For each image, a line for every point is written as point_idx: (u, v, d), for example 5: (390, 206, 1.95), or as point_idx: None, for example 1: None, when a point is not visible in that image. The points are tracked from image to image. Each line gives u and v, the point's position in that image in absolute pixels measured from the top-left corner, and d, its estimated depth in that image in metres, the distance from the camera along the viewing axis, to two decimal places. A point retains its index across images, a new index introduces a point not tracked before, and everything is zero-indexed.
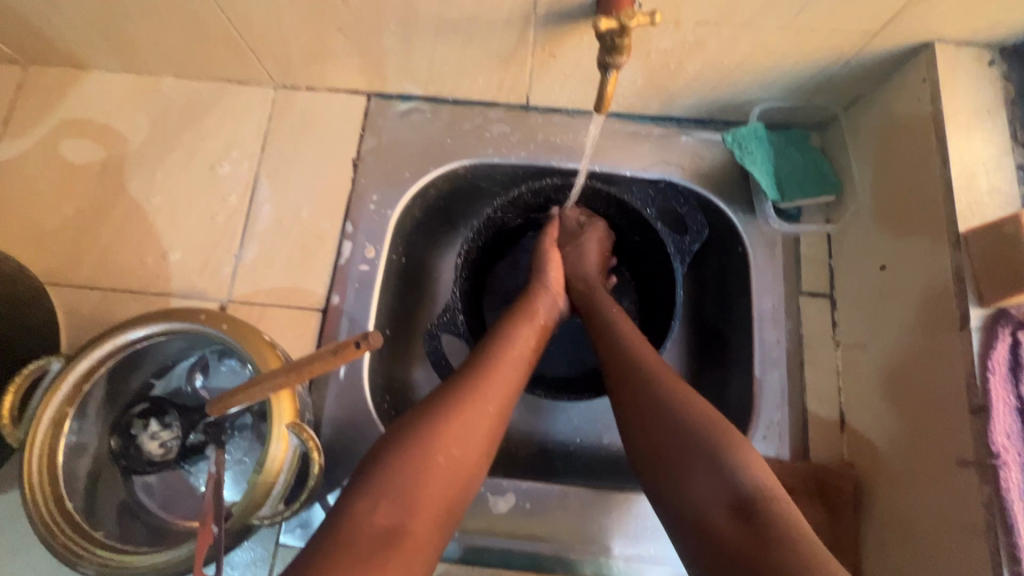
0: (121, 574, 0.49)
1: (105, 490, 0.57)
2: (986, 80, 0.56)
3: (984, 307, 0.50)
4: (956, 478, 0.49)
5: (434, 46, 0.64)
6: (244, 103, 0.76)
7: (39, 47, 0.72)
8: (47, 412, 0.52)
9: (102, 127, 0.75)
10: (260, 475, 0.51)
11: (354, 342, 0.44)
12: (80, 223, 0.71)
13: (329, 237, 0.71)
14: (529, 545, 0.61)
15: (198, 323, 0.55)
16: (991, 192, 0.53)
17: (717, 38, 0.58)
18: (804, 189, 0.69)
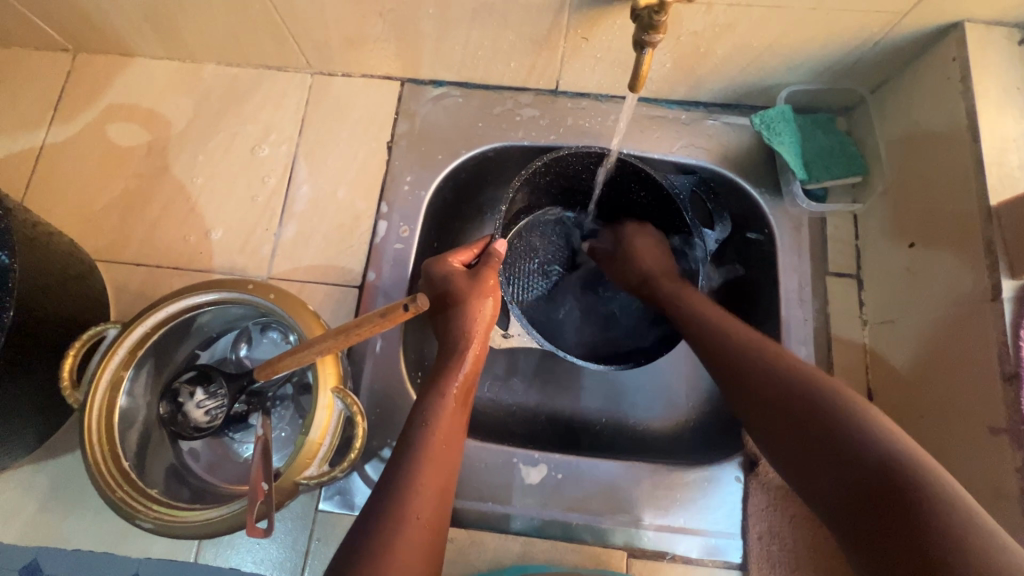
0: (175, 529, 0.51)
1: (154, 453, 0.59)
2: (1016, 58, 0.57)
3: (1015, 278, 0.51)
4: (987, 445, 0.50)
5: (469, 30, 0.66)
6: (283, 88, 0.78)
7: (89, 35, 0.75)
8: (105, 374, 0.55)
9: (148, 111, 0.78)
10: (307, 437, 0.53)
11: (402, 305, 0.47)
12: (127, 202, 0.74)
13: (364, 217, 0.74)
14: (561, 515, 0.62)
15: (246, 292, 0.58)
16: (1022, 167, 0.54)
17: (749, 20, 0.59)
18: (831, 171, 0.70)
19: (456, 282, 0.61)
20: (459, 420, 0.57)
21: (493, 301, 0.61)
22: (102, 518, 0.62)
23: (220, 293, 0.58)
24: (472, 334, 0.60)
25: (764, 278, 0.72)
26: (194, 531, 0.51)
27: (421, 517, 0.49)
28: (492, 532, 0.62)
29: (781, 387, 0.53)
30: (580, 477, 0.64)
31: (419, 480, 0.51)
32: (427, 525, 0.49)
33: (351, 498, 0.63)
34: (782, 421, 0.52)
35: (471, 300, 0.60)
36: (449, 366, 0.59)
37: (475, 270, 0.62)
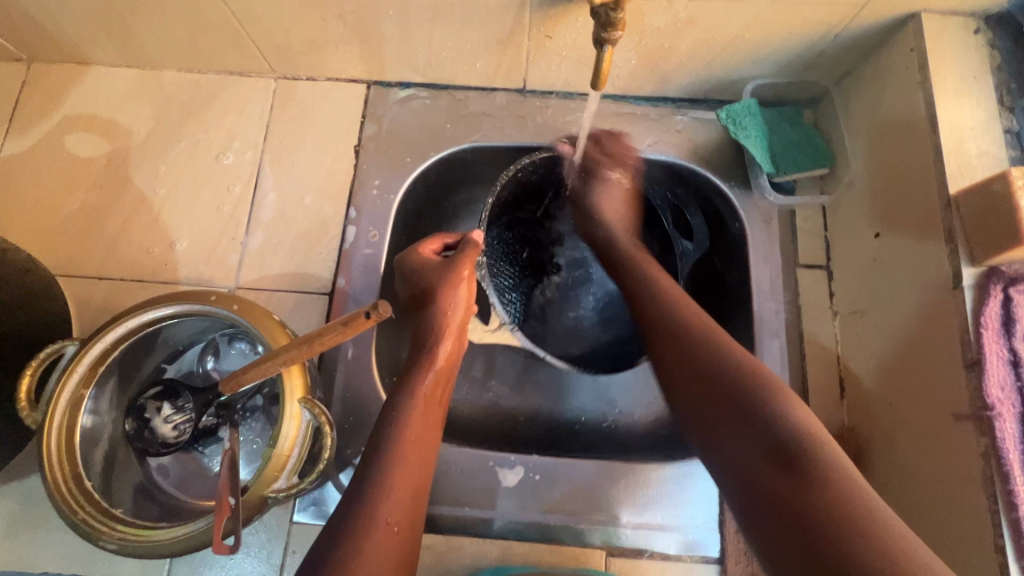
0: (140, 549, 0.49)
1: (120, 472, 0.58)
2: (972, 47, 0.58)
3: (975, 266, 0.51)
4: (953, 432, 0.50)
5: (431, 30, 0.66)
6: (247, 93, 0.77)
7: (43, 43, 0.73)
8: (63, 394, 0.53)
9: (107, 121, 0.76)
10: (274, 450, 0.52)
11: (364, 313, 0.46)
12: (86, 215, 0.72)
13: (332, 223, 0.73)
14: (539, 517, 0.62)
15: (207, 304, 0.56)
16: (979, 155, 0.54)
17: (709, 14, 0.59)
18: (798, 162, 0.70)
19: (430, 273, 0.61)
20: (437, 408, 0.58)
21: (465, 294, 0.61)
22: (68, 540, 0.61)
23: (179, 305, 0.56)
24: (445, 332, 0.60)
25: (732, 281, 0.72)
26: (158, 551, 0.49)
27: (393, 526, 0.48)
28: (468, 536, 0.62)
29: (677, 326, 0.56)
30: (558, 478, 0.63)
31: (389, 484, 0.50)
32: (397, 531, 0.48)
33: (325, 509, 0.62)
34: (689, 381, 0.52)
35: (443, 294, 0.60)
36: (421, 362, 0.58)
37: (451, 259, 0.61)
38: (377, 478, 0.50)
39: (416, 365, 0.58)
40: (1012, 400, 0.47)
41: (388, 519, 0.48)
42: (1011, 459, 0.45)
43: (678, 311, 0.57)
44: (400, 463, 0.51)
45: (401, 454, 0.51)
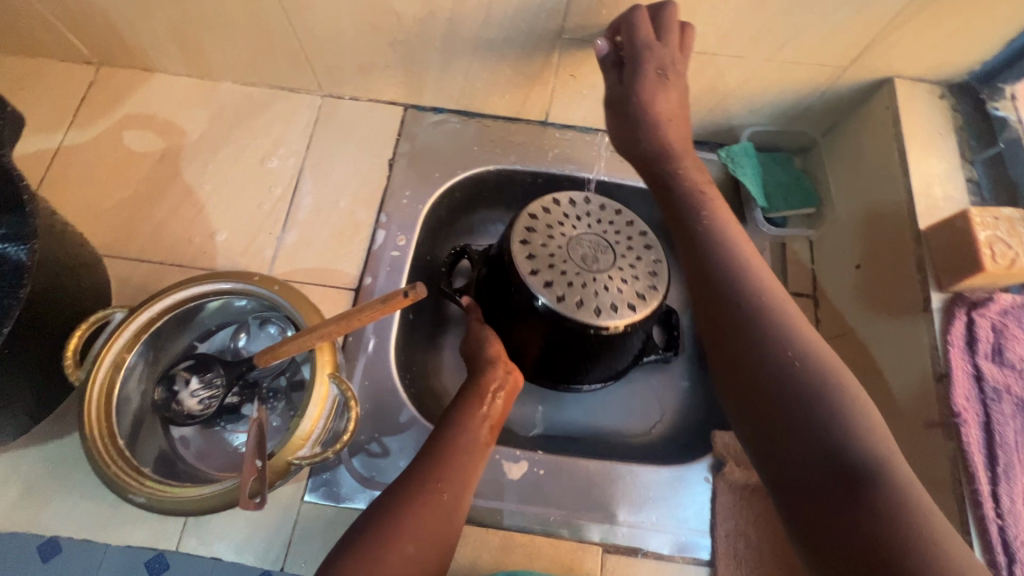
0: (165, 506, 0.52)
1: (146, 437, 0.61)
2: (937, 109, 0.67)
3: (942, 292, 0.57)
4: (925, 441, 0.55)
5: (470, 63, 0.74)
6: (294, 107, 0.85)
7: (118, 50, 0.81)
8: (107, 355, 0.57)
9: (164, 121, 0.83)
10: (301, 419, 0.56)
11: (402, 292, 0.51)
12: (136, 202, 0.78)
13: (363, 226, 0.79)
14: (540, 511, 0.65)
15: (251, 283, 0.62)
16: (945, 198, 0.62)
17: (714, 66, 0.68)
18: (788, 202, 0.78)
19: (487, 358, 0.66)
20: (490, 408, 0.62)
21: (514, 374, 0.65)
22: (84, 505, 0.62)
23: (226, 282, 0.62)
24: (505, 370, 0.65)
25: (665, 132, 0.64)
26: (183, 507, 0.52)
27: (445, 498, 0.55)
28: (472, 527, 0.64)
29: (723, 281, 0.54)
30: (560, 474, 0.67)
31: (452, 470, 0.57)
32: (447, 510, 0.54)
33: (336, 490, 0.65)
34: (721, 332, 0.53)
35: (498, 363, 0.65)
36: (482, 393, 0.63)
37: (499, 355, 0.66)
38: (438, 465, 0.56)
39: (480, 394, 0.63)
40: (976, 409, 0.52)
41: (442, 493, 0.55)
42: (975, 461, 0.50)
43: (728, 259, 0.55)
44: (461, 453, 0.58)
45: (466, 453, 0.58)
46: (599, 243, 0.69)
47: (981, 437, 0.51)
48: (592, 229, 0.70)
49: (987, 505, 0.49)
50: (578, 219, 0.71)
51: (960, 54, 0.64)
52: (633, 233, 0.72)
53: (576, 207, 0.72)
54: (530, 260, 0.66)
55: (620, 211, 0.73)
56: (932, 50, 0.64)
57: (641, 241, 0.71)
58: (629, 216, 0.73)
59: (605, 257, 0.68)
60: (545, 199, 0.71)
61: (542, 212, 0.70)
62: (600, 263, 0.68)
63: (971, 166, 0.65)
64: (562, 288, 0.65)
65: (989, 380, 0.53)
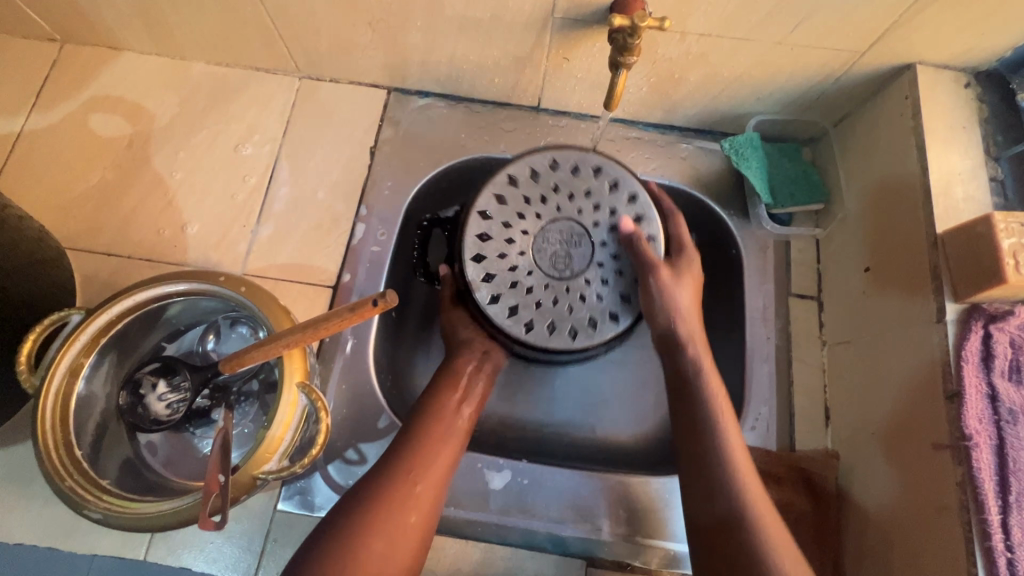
0: (123, 521, 0.50)
1: (110, 445, 0.58)
2: (962, 100, 0.61)
3: (958, 303, 0.53)
4: (931, 462, 0.52)
5: (456, 45, 0.69)
6: (270, 90, 0.79)
7: (79, 27, 0.76)
8: (64, 360, 0.54)
9: (132, 104, 0.78)
10: (267, 431, 0.53)
11: (371, 301, 0.47)
12: (103, 192, 0.74)
13: (343, 219, 0.74)
14: (522, 522, 0.62)
15: (216, 284, 0.58)
16: (965, 200, 0.57)
17: (719, 50, 0.63)
18: (794, 196, 0.73)
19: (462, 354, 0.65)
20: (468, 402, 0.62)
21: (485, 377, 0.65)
22: (49, 511, 0.60)
23: (189, 283, 0.58)
24: (488, 351, 0.65)
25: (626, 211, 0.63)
26: (141, 524, 0.50)
27: (417, 490, 0.55)
28: (452, 538, 0.62)
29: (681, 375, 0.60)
30: (545, 484, 0.64)
31: (430, 462, 0.56)
32: (418, 504, 0.54)
33: (310, 499, 0.62)
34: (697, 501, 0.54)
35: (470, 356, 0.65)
36: (457, 386, 0.63)
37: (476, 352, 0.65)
38: (409, 457, 0.56)
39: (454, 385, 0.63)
40: (989, 432, 0.49)
41: (417, 485, 0.55)
42: (986, 488, 0.47)
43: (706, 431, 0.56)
44: (438, 444, 0.58)
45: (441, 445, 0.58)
46: (572, 228, 0.65)
47: (992, 462, 0.48)
48: (563, 212, 0.65)
49: (997, 536, 0.46)
50: (542, 199, 0.65)
51: (990, 39, 0.58)
52: (614, 198, 0.66)
53: (542, 180, 0.66)
54: (489, 278, 0.63)
55: (599, 168, 0.67)
56: (960, 35, 0.58)
57: (629, 210, 0.66)
58: (608, 174, 0.66)
59: (581, 246, 0.65)
60: (495, 189, 0.65)
61: (496, 211, 0.65)
62: (574, 258, 0.64)
63: (996, 163, 0.60)
64: (531, 305, 0.63)
65: (1005, 402, 0.50)
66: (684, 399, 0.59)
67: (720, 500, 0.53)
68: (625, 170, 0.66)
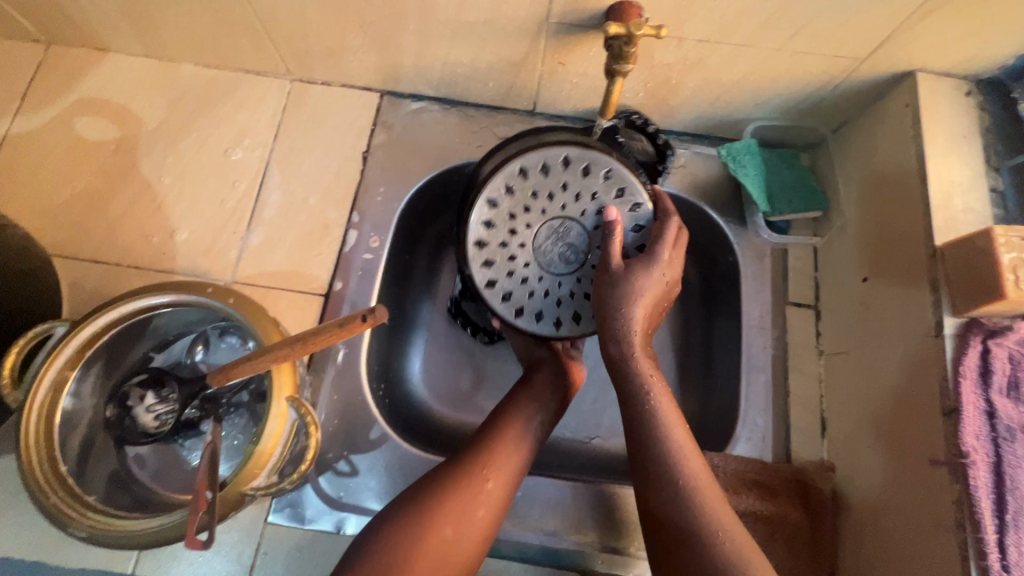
0: (108, 538, 0.50)
1: (96, 458, 0.57)
2: (962, 108, 0.61)
3: (956, 316, 0.53)
4: (928, 478, 0.51)
5: (449, 49, 0.68)
6: (260, 93, 0.78)
7: (64, 27, 0.74)
8: (48, 373, 0.53)
9: (119, 107, 0.76)
10: (255, 447, 0.52)
11: (361, 316, 0.46)
12: (89, 198, 0.73)
13: (335, 226, 0.73)
14: (515, 535, 0.62)
15: (204, 295, 0.57)
16: (965, 211, 0.57)
17: (717, 56, 0.62)
18: (793, 204, 0.72)
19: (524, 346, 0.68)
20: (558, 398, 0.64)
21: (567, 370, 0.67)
22: (35, 525, 0.59)
23: (176, 294, 0.57)
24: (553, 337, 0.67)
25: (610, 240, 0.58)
26: (127, 541, 0.49)
27: (489, 484, 0.55)
28: None
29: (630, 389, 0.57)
30: (538, 496, 0.63)
31: (499, 452, 0.57)
32: (489, 496, 0.55)
33: (302, 511, 0.62)
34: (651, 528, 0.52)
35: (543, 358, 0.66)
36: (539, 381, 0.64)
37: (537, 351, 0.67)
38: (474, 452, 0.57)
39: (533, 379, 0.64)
40: (986, 449, 0.49)
41: (485, 479, 0.55)
42: (983, 506, 0.47)
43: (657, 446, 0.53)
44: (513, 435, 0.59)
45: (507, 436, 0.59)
46: (552, 224, 0.60)
47: (989, 480, 0.48)
48: (537, 222, 0.60)
49: (992, 556, 0.46)
50: (517, 218, 0.60)
51: (993, 47, 0.57)
52: (559, 169, 0.59)
53: (505, 201, 0.59)
54: (540, 316, 0.61)
55: (536, 154, 0.59)
56: (962, 43, 0.57)
57: (595, 169, 0.59)
58: (545, 155, 0.59)
59: (571, 229, 0.60)
60: (478, 262, 0.60)
61: (494, 275, 0.60)
62: (576, 244, 0.60)
63: (996, 173, 0.59)
64: (586, 304, 0.62)
65: (1003, 419, 0.50)
66: (633, 418, 0.56)
67: (681, 528, 0.50)
68: (543, 148, 0.58)
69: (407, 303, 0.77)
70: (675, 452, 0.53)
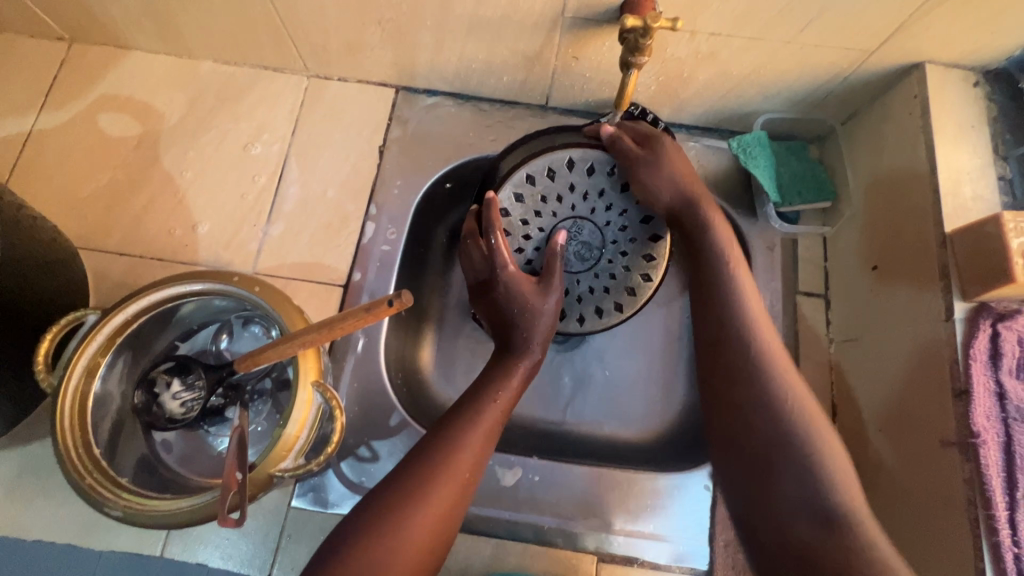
0: (142, 518, 0.51)
1: (126, 443, 0.59)
2: (970, 99, 0.62)
3: (966, 301, 0.54)
4: (939, 458, 0.53)
5: (465, 44, 0.69)
6: (278, 89, 0.80)
7: (87, 26, 0.76)
8: (81, 360, 0.55)
9: (141, 104, 0.78)
10: (283, 430, 0.53)
11: (387, 301, 0.47)
12: (113, 192, 0.74)
13: (352, 218, 0.75)
14: (533, 519, 0.63)
15: (231, 284, 0.58)
16: (974, 199, 0.58)
17: (729, 49, 0.63)
18: (802, 195, 0.73)
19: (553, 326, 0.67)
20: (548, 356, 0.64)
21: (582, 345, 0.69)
22: (66, 509, 0.61)
23: (203, 283, 0.58)
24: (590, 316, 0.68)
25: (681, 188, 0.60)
26: (160, 521, 0.51)
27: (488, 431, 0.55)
28: (465, 534, 0.62)
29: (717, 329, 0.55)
30: (556, 481, 0.64)
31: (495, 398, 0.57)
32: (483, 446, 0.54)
33: (325, 495, 0.63)
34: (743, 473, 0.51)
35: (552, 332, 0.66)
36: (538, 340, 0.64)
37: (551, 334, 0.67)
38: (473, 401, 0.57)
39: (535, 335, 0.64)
40: (996, 429, 0.50)
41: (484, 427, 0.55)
42: (994, 485, 0.48)
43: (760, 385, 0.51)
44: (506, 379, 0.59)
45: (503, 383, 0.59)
46: (565, 225, 0.65)
47: (1000, 459, 0.49)
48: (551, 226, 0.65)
49: (1003, 532, 0.47)
50: (531, 225, 0.65)
51: (1000, 38, 0.58)
52: (565, 173, 0.64)
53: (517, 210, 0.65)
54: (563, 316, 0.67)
55: (538, 164, 0.63)
56: (971, 34, 0.58)
57: (600, 166, 0.64)
58: (549, 161, 0.63)
59: (584, 228, 0.65)
60: None
61: None
62: (590, 240, 0.65)
63: (1004, 162, 0.60)
64: (605, 296, 0.66)
65: (1013, 399, 0.51)
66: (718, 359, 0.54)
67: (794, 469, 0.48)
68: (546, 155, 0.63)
69: (422, 294, 0.78)
70: (774, 390, 0.51)
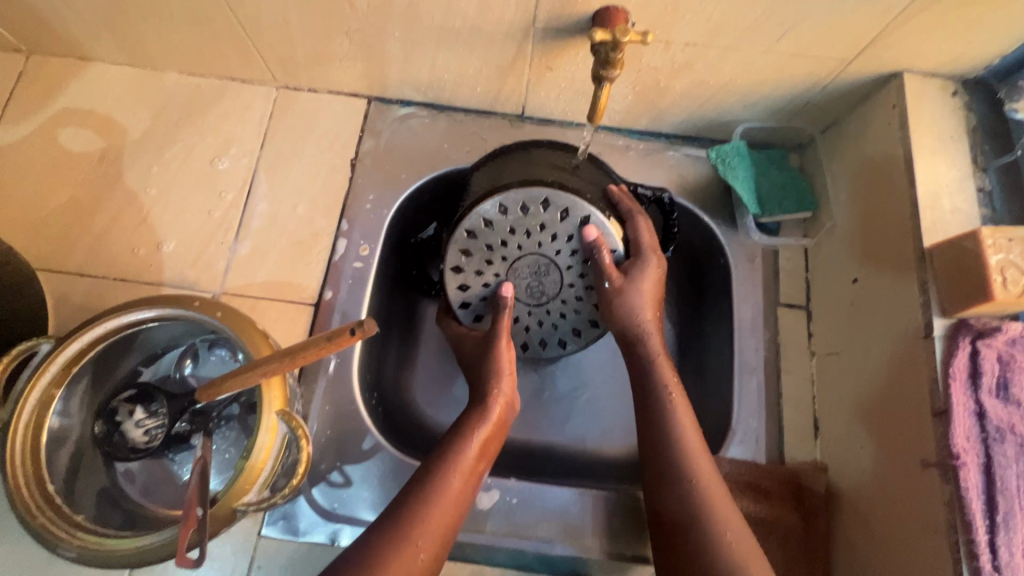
0: (98, 558, 0.49)
1: (85, 475, 0.57)
2: (949, 108, 0.61)
3: (946, 317, 0.53)
4: (920, 479, 0.52)
5: (436, 55, 0.67)
6: (246, 101, 0.77)
7: (44, 37, 0.73)
8: (33, 393, 0.53)
9: (103, 118, 0.75)
10: (246, 463, 0.51)
11: (349, 330, 0.46)
12: (74, 210, 0.72)
13: (324, 234, 0.73)
14: (511, 543, 0.62)
15: (192, 309, 0.56)
16: (952, 211, 0.57)
17: (705, 59, 0.61)
18: (783, 205, 0.72)
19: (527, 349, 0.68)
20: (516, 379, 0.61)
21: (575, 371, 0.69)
22: (25, 544, 0.59)
23: (162, 308, 0.56)
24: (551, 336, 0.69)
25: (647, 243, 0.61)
26: (117, 561, 0.49)
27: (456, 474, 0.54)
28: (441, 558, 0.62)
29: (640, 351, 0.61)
30: (535, 503, 0.63)
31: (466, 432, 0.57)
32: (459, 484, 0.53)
33: (296, 523, 0.61)
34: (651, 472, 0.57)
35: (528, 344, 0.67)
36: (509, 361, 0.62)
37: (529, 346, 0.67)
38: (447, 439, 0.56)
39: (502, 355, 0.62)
40: (976, 451, 0.49)
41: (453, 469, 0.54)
42: (973, 508, 0.48)
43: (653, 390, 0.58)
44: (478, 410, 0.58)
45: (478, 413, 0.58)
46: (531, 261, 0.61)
47: (979, 480, 0.49)
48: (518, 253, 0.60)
49: (984, 557, 0.46)
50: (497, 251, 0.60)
51: (978, 47, 0.57)
52: (556, 212, 0.58)
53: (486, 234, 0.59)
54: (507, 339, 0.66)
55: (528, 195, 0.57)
56: (948, 44, 0.57)
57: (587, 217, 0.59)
58: (542, 195, 0.57)
59: (550, 272, 0.61)
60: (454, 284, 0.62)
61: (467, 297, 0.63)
62: (551, 284, 0.62)
63: (984, 174, 0.59)
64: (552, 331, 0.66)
65: (992, 419, 0.50)
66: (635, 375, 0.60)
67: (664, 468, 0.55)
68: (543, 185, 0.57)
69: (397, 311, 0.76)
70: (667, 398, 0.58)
